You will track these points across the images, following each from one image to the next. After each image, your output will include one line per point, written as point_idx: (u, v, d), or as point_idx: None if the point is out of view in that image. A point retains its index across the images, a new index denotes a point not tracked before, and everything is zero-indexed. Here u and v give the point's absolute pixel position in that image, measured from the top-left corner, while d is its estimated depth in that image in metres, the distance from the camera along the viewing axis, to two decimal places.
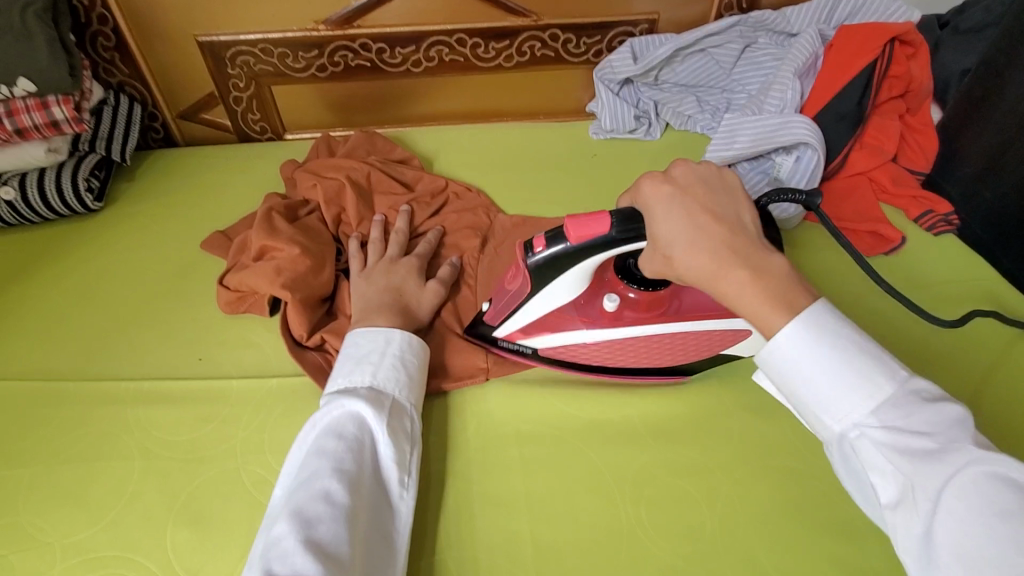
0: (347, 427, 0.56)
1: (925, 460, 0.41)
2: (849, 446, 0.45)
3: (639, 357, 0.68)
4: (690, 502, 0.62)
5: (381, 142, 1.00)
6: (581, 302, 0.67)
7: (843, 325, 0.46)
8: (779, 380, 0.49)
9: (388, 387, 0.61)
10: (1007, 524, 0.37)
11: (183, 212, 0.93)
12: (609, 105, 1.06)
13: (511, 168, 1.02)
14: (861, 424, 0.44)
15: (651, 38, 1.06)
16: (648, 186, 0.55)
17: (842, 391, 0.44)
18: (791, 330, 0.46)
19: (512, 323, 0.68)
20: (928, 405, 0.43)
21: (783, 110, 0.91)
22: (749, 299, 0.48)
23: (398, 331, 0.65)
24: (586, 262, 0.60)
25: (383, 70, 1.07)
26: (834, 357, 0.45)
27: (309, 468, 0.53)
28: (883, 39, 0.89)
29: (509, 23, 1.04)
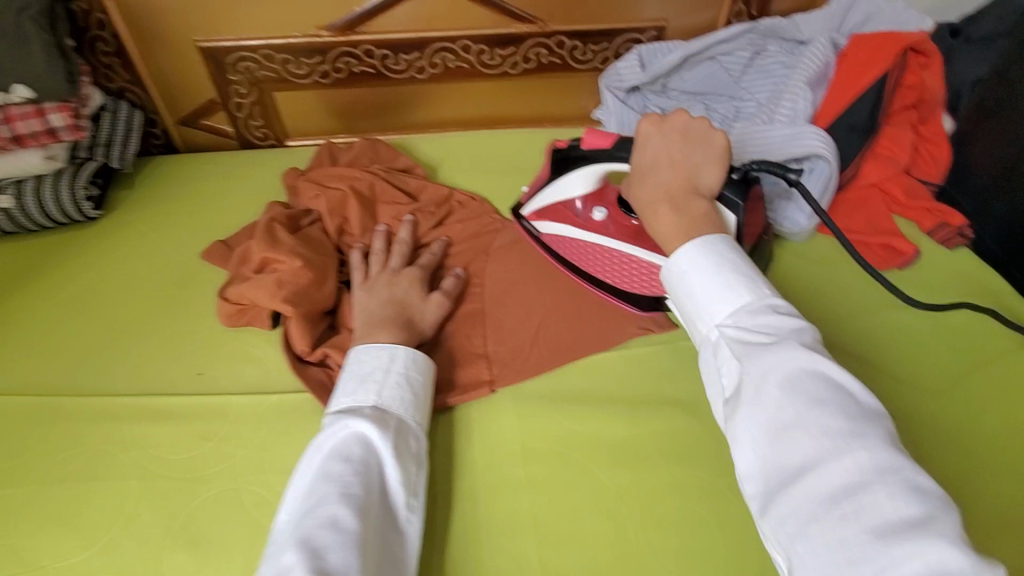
0: (353, 449, 0.55)
1: (764, 351, 0.47)
2: (710, 343, 0.52)
3: (611, 273, 0.77)
4: (702, 526, 0.60)
5: (384, 150, 0.98)
6: (585, 204, 0.79)
7: (728, 251, 0.55)
8: (672, 285, 0.57)
9: (393, 407, 0.59)
10: (816, 406, 0.44)
11: (184, 219, 0.92)
12: (616, 113, 1.04)
13: (517, 176, 1.00)
14: (723, 324, 0.52)
15: (658, 45, 1.04)
16: (644, 125, 0.67)
17: (714, 295, 0.53)
18: (688, 245, 0.56)
19: (535, 202, 0.82)
20: (780, 316, 0.50)
21: (795, 119, 0.89)
22: (664, 226, 0.61)
23: (402, 347, 0.63)
24: (588, 165, 0.74)
25: (386, 77, 1.05)
26: (711, 267, 0.54)
27: (316, 494, 0.51)
28: (895, 49, 0.88)
29: (514, 29, 1.02)
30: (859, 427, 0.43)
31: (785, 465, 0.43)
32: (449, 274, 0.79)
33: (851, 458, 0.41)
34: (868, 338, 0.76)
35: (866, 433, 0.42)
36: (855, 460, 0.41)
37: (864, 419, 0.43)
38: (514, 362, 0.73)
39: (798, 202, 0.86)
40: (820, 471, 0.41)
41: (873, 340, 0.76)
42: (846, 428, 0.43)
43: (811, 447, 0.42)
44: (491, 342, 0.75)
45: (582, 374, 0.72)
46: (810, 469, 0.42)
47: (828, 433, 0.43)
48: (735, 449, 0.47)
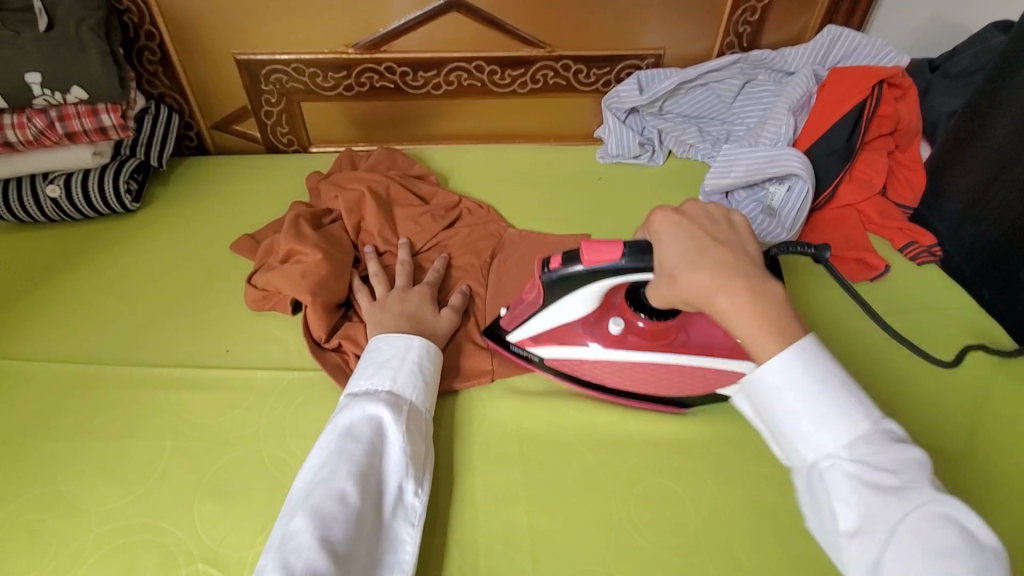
0: (364, 429, 0.61)
1: (887, 494, 0.46)
2: (816, 471, 0.50)
3: (641, 382, 0.73)
4: (677, 501, 0.66)
5: (401, 159, 1.07)
6: (593, 318, 0.72)
7: (829, 366, 0.52)
8: (761, 403, 0.53)
9: (406, 391, 0.66)
10: (946, 558, 0.43)
11: (214, 215, 1.00)
12: (615, 131, 1.14)
13: (520, 187, 1.09)
14: (834, 454, 0.49)
15: (656, 72, 1.13)
16: (659, 215, 0.61)
17: (820, 423, 0.50)
18: (784, 356, 0.51)
19: (525, 329, 0.74)
20: (897, 444, 0.48)
21: (777, 142, 0.98)
22: (748, 324, 0.53)
23: (418, 338, 0.70)
24: (595, 287, 0.65)
25: (405, 92, 1.14)
26: (818, 391, 0.50)
27: (328, 468, 0.58)
28: (873, 80, 0.96)
29: (525, 53, 1.11)
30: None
31: None
32: (456, 290, 0.84)
33: None
34: (837, 344, 0.84)
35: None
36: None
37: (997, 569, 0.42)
38: (513, 356, 0.80)
39: (778, 219, 0.94)
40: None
41: (843, 347, 0.83)
42: None
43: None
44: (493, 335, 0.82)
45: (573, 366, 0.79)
46: None
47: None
48: None
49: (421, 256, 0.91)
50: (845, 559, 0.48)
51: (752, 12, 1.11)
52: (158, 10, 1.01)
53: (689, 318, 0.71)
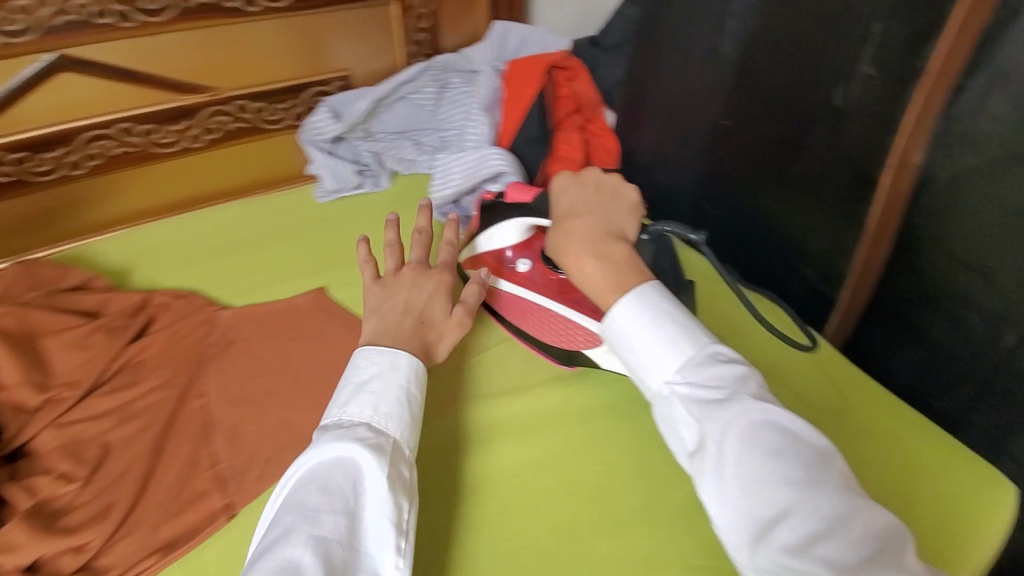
0: (333, 477, 0.48)
1: (715, 407, 0.50)
2: (661, 399, 0.54)
3: (538, 328, 0.74)
4: (488, 556, 0.57)
5: (45, 271, 0.81)
6: (513, 254, 0.77)
7: (665, 305, 0.57)
8: (613, 338, 0.58)
9: (389, 427, 0.53)
10: (775, 459, 0.47)
11: None
12: (324, 166, 1.02)
13: (231, 256, 0.90)
14: (671, 381, 0.54)
15: (347, 94, 1.04)
16: (559, 180, 0.72)
17: (658, 353, 0.55)
18: (626, 301, 0.58)
19: (467, 252, 0.80)
20: (722, 363, 0.53)
21: (481, 143, 0.98)
22: (589, 274, 0.62)
23: (404, 356, 0.58)
24: (501, 223, 0.74)
25: (31, 182, 0.88)
26: (650, 322, 0.56)
27: (285, 525, 0.45)
28: (541, 69, 1.01)
29: (180, 102, 0.93)
30: (817, 475, 0.46)
31: (758, 515, 0.46)
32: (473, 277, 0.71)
33: (817, 508, 0.44)
34: None
35: (826, 481, 0.46)
36: (824, 515, 0.44)
37: (819, 467, 0.47)
38: (252, 471, 0.60)
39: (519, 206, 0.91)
40: (789, 526, 0.44)
41: None
42: (804, 477, 0.46)
43: (783, 505, 0.45)
44: (223, 458, 0.62)
45: None
46: (780, 523, 0.45)
47: (795, 488, 0.45)
48: (706, 504, 0.49)
49: (101, 389, 0.68)
50: (697, 484, 0.51)
51: (422, 19, 1.09)
52: None
53: None
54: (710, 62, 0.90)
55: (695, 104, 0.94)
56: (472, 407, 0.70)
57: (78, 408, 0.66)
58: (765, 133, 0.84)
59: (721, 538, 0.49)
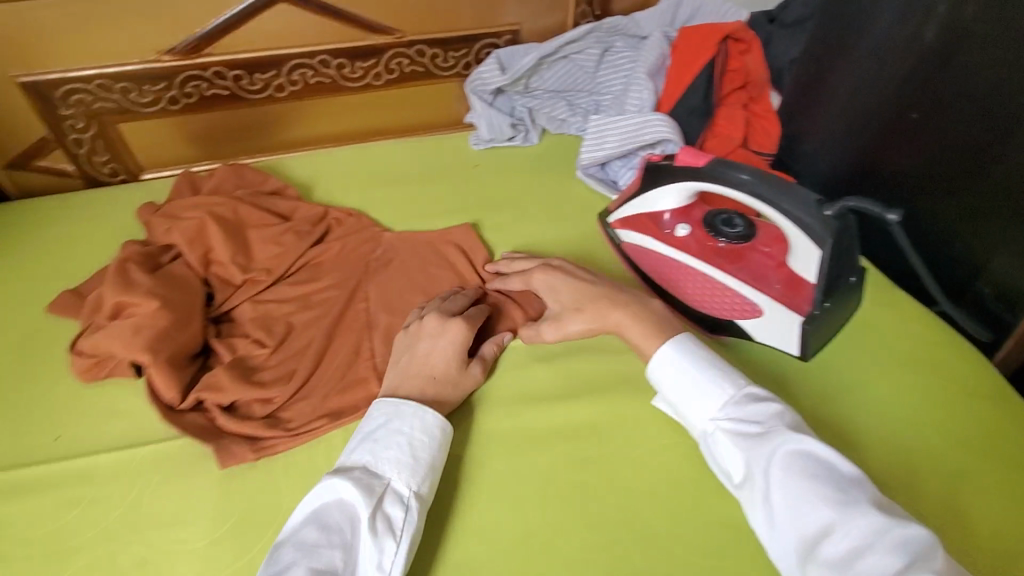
0: (332, 515, 0.53)
1: (757, 440, 0.54)
2: (707, 436, 0.59)
3: (687, 291, 0.76)
4: (593, 493, 0.63)
5: (251, 174, 0.94)
6: (672, 218, 0.79)
7: (699, 347, 0.64)
8: (657, 383, 0.64)
9: (384, 472, 0.56)
10: (815, 483, 0.50)
11: (24, 272, 0.83)
12: (484, 116, 1.08)
13: (394, 188, 1.00)
14: (715, 417, 0.59)
15: (515, 49, 1.09)
16: (539, 275, 0.76)
17: (700, 396, 0.60)
18: (664, 348, 0.64)
19: (623, 210, 0.84)
20: (758, 402, 0.58)
21: (642, 108, 0.97)
22: (637, 333, 0.67)
23: (408, 403, 0.60)
24: (676, 184, 0.75)
25: (243, 98, 1.00)
26: (691, 365, 0.62)
27: (285, 558, 0.50)
28: (718, 38, 0.99)
29: (372, 41, 1.01)
30: (852, 496, 0.49)
31: (804, 531, 0.49)
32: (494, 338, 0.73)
33: (857, 523, 0.47)
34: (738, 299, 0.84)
35: (859, 501, 0.49)
36: (863, 528, 0.47)
37: (852, 487, 0.50)
38: None
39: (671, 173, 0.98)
40: (833, 541, 0.47)
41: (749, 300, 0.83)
42: (841, 497, 0.49)
43: (823, 522, 0.48)
44: (382, 353, 0.71)
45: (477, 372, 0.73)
46: (825, 538, 0.48)
47: (833, 506, 0.49)
48: (756, 525, 0.53)
49: (288, 279, 0.80)
50: (747, 509, 0.55)
51: None
52: None
53: (765, 258, 0.73)
54: (913, 49, 0.81)
55: (881, 92, 0.87)
56: (600, 359, 0.74)
57: (270, 291, 0.78)
58: (960, 132, 0.77)
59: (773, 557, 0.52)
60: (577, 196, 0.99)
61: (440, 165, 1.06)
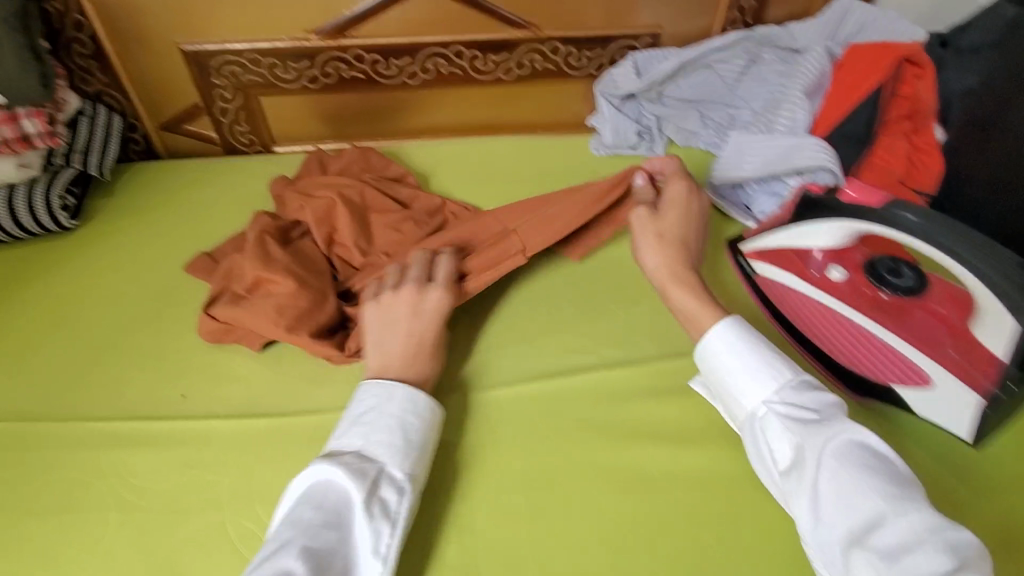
0: (327, 497, 0.52)
1: (816, 430, 0.53)
2: (756, 416, 0.57)
3: (832, 340, 0.70)
4: (706, 553, 0.57)
5: (375, 159, 0.95)
6: (824, 258, 0.72)
7: (752, 332, 0.62)
8: (705, 357, 0.62)
9: (378, 454, 0.55)
10: (868, 476, 0.49)
11: (166, 230, 0.88)
12: (610, 121, 1.04)
13: (511, 187, 0.98)
14: (768, 401, 0.57)
15: (653, 53, 1.03)
16: (672, 187, 0.75)
17: (753, 374, 0.58)
18: (721, 325, 0.62)
19: (761, 241, 0.76)
20: (816, 392, 0.56)
21: (794, 129, 0.89)
22: (690, 306, 0.65)
23: (401, 387, 0.60)
24: (841, 222, 0.67)
25: (376, 82, 1.01)
26: (747, 347, 0.60)
27: (280, 539, 0.50)
28: (892, 59, 0.87)
29: (509, 34, 0.99)
30: (906, 494, 0.48)
31: (852, 521, 0.48)
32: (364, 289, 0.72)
33: (909, 521, 0.46)
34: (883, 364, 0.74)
35: (913, 500, 0.48)
36: (913, 527, 0.46)
37: (904, 484, 0.50)
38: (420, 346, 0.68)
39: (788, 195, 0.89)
40: (883, 533, 0.47)
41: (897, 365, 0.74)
42: (890, 492, 0.48)
43: (872, 514, 0.48)
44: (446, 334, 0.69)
45: (586, 393, 0.68)
46: (875, 530, 0.47)
47: (880, 498, 0.48)
48: (797, 517, 0.52)
49: None
50: (790, 502, 0.53)
51: None
52: None
53: (933, 317, 0.66)
54: None
55: None
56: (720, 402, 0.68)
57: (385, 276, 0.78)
58: None
59: (813, 556, 0.51)
60: (704, 216, 0.92)
61: (558, 167, 1.02)
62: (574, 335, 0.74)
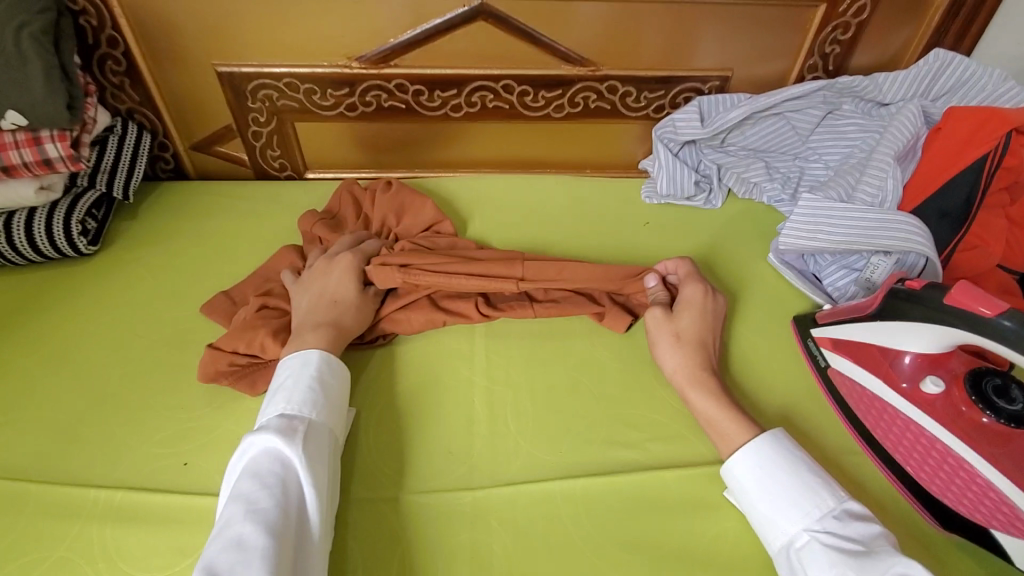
0: (262, 463, 0.53)
1: (862, 561, 0.48)
2: (796, 547, 0.52)
3: (918, 461, 0.61)
4: None
5: (409, 199, 0.85)
6: (915, 366, 0.63)
7: (795, 449, 0.57)
8: (737, 476, 0.57)
9: (300, 412, 0.57)
10: None
11: (186, 262, 0.83)
12: (666, 167, 0.94)
13: (554, 234, 0.90)
14: (810, 528, 0.52)
15: (721, 98, 0.93)
16: (690, 287, 0.71)
17: (792, 500, 0.54)
18: (757, 445, 0.57)
19: (840, 331, 0.68)
20: (861, 521, 0.52)
21: (878, 201, 0.81)
22: (708, 413, 0.62)
23: (313, 349, 0.62)
24: (947, 331, 0.58)
25: (418, 113, 0.95)
26: (787, 467, 0.55)
27: (225, 515, 0.49)
28: (1002, 129, 0.75)
29: (564, 71, 0.92)
30: None
31: None
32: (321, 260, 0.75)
33: None
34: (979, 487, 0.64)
35: None
36: None
37: None
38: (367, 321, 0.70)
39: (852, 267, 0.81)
40: None
41: None
42: None
43: None
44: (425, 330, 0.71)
45: (632, 500, 0.60)
46: None
47: None
48: None
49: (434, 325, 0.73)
50: None
51: (843, 31, 0.92)
52: (121, 12, 0.82)
53: None
54: None
55: None
56: None
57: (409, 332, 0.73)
58: None
59: None
60: (767, 285, 0.83)
61: (607, 215, 0.94)
62: (621, 424, 0.66)
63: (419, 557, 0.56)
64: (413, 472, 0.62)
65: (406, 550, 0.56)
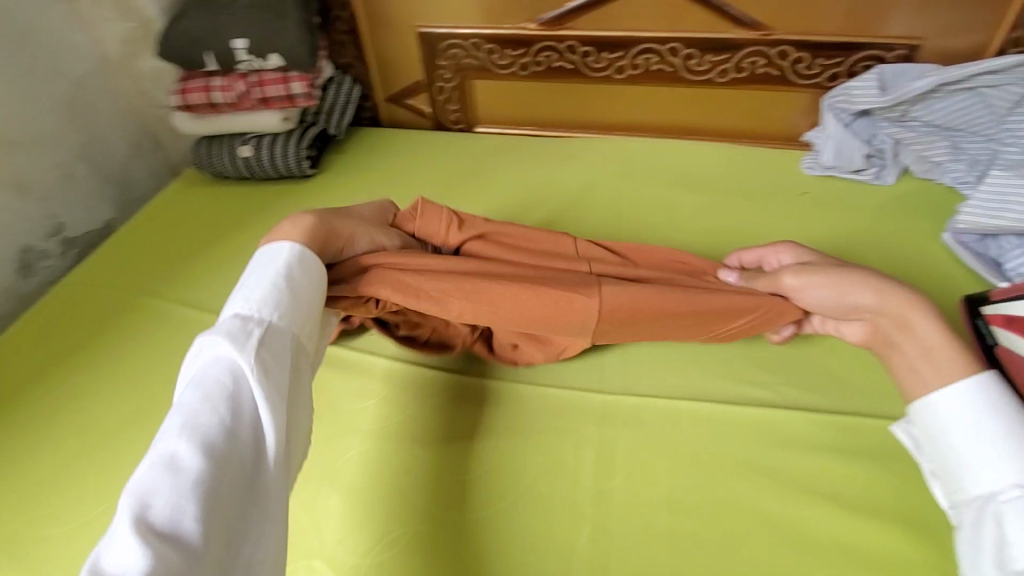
0: (210, 373, 0.48)
1: None
2: (994, 501, 0.47)
3: None
4: None
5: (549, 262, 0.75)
6: None
7: (1010, 400, 0.50)
8: (933, 417, 0.52)
9: (256, 317, 0.51)
10: None
11: (378, 189, 1.00)
12: (834, 138, 0.91)
13: (704, 194, 0.91)
14: (1016, 485, 0.47)
15: (905, 68, 0.88)
16: (789, 249, 0.66)
17: (999, 453, 0.48)
18: (965, 388, 0.51)
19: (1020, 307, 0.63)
20: None
21: None
22: (932, 338, 0.54)
23: (285, 248, 0.56)
24: None
25: (584, 74, 1.02)
26: (1001, 418, 0.49)
27: (165, 428, 0.45)
28: None
29: (733, 35, 0.93)
30: None
31: None
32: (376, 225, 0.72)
33: None
34: None
35: None
36: None
37: None
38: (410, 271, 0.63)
39: None
40: None
41: None
42: None
43: None
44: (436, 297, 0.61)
45: (756, 430, 0.62)
46: None
47: None
48: None
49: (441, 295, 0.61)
50: None
51: None
52: None
53: None
54: None
55: None
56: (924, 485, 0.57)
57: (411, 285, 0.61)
58: None
59: None
60: (936, 264, 0.78)
61: (761, 181, 0.93)
62: (754, 365, 0.67)
63: (550, 437, 0.63)
64: (550, 372, 0.69)
65: (539, 429, 0.64)
